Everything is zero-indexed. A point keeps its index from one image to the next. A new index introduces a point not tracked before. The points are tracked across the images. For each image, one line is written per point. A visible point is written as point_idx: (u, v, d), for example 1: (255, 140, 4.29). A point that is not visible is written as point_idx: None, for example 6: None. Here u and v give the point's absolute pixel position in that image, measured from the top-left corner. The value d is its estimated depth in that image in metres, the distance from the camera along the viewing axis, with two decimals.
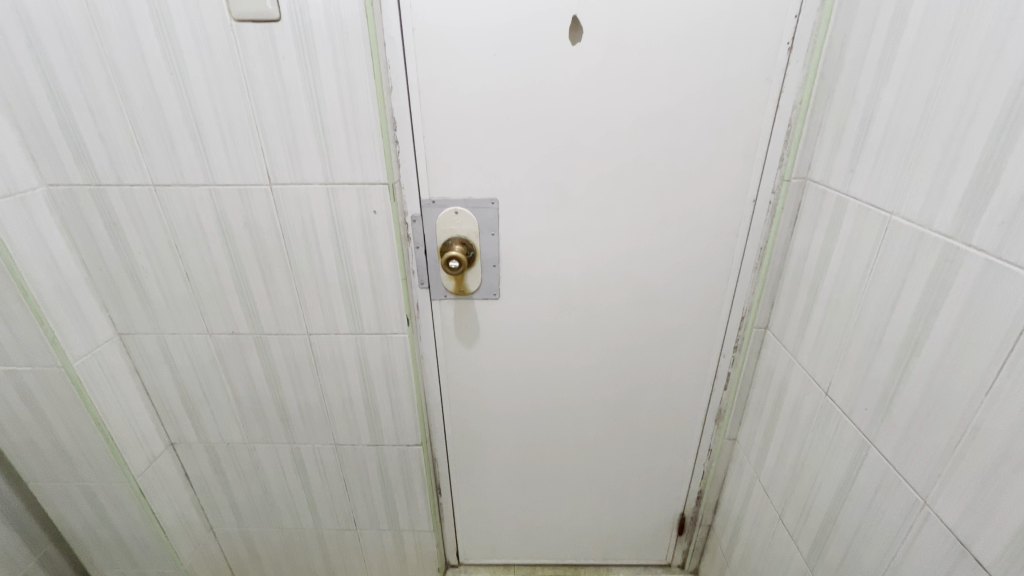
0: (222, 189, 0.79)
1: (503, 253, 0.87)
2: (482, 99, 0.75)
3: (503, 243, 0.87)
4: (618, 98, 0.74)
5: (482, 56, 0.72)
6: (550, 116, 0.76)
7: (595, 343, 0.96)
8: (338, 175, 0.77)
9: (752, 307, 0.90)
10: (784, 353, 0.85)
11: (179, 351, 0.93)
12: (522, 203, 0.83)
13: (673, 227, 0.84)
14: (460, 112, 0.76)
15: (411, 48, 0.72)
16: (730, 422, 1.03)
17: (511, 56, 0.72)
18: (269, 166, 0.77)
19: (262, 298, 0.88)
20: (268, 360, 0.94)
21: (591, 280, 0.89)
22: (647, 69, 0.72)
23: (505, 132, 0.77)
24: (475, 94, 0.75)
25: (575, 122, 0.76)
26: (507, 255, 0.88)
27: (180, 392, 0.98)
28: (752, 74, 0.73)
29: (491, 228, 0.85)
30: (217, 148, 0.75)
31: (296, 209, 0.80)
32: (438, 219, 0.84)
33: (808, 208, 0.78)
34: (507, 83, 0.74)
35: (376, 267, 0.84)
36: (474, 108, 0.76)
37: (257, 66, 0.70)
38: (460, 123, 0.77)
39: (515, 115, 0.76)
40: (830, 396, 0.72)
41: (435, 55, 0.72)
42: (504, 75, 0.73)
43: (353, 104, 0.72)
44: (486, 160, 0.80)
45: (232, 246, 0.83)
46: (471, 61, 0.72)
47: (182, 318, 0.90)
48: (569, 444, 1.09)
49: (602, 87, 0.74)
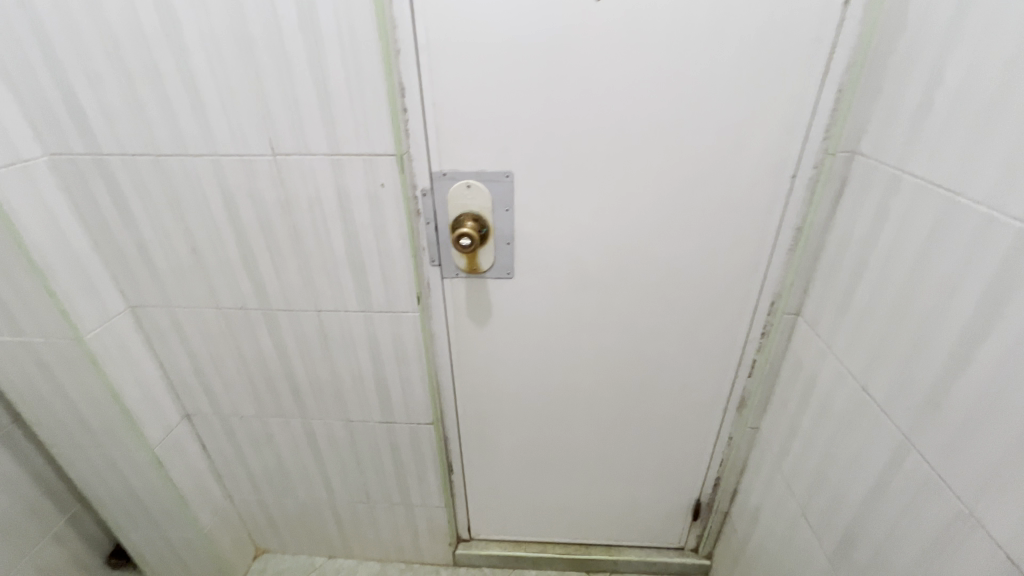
0: (225, 160, 0.75)
1: (517, 230, 0.83)
2: (498, 66, 0.69)
3: (517, 220, 0.82)
4: (645, 63, 0.68)
5: (496, 15, 0.66)
6: (570, 82, 0.70)
7: (610, 327, 0.92)
8: (343, 146, 0.73)
9: (783, 292, 0.84)
10: (816, 341, 0.79)
11: (190, 324, 0.92)
12: (538, 177, 0.78)
13: (700, 205, 0.78)
14: (473, 77, 0.70)
15: (419, 6, 0.66)
16: (753, 410, 0.98)
17: (526, 15, 0.66)
18: (272, 135, 0.73)
19: (270, 273, 0.86)
20: (278, 336, 0.93)
21: (610, 261, 0.85)
22: (678, 30, 0.65)
23: (519, 102, 0.72)
24: (489, 58, 0.69)
25: (596, 90, 0.70)
26: (521, 232, 0.83)
27: (193, 365, 0.98)
28: (799, 33, 0.65)
29: (505, 204, 0.80)
30: (218, 116, 0.72)
31: (302, 181, 0.76)
32: (449, 194, 0.79)
33: (854, 184, 0.71)
34: (525, 49, 0.68)
35: (385, 242, 0.81)
36: (487, 76, 0.70)
37: (256, 29, 0.65)
38: (472, 93, 0.71)
39: (531, 81, 0.70)
40: (867, 390, 0.67)
41: (445, 14, 0.66)
42: (520, 38, 0.67)
43: (358, 67, 0.67)
44: (500, 129, 0.74)
45: (239, 221, 0.81)
46: (485, 20, 0.66)
47: (192, 292, 0.89)
48: (582, 427, 1.06)
49: (627, 52, 0.67)
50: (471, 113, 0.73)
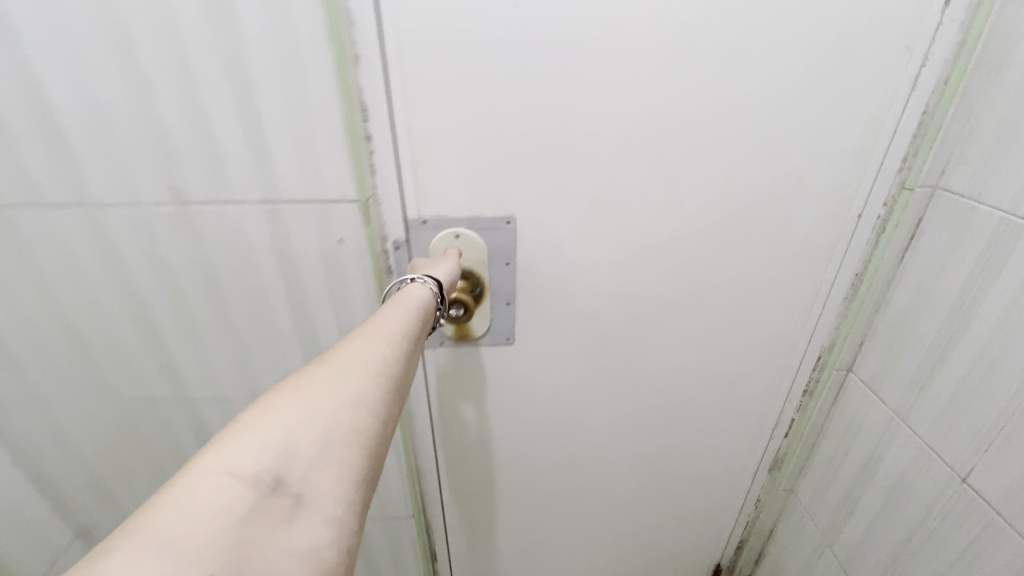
0: (106, 212, 0.52)
1: (520, 287, 0.65)
2: (501, 80, 0.50)
3: (520, 274, 0.64)
4: (693, 79, 0.52)
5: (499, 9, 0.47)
6: (595, 101, 0.52)
7: (628, 393, 0.76)
8: (284, 191, 0.53)
9: (835, 346, 0.71)
10: (881, 407, 0.67)
11: (76, 426, 0.68)
12: (549, 222, 0.60)
13: (746, 251, 0.63)
14: (465, 93, 0.51)
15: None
16: (789, 471, 0.85)
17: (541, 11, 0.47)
18: (176, 177, 0.51)
19: (187, 356, 0.63)
20: (203, 431, 0.70)
21: (635, 319, 0.68)
22: (740, 37, 0.50)
23: (528, 128, 0.53)
24: (489, 70, 0.50)
25: (628, 111, 0.53)
26: (526, 290, 0.65)
27: (83, 475, 0.73)
28: (886, 41, 0.51)
29: (505, 256, 0.61)
30: (89, 151, 0.49)
31: (226, 238, 0.55)
32: (432, 247, 0.60)
33: (937, 226, 0.58)
34: (538, 58, 0.49)
35: (347, 312, 0.61)
36: (486, 94, 0.51)
37: (141, 28, 0.44)
38: (465, 115, 0.52)
39: (544, 100, 0.52)
40: (969, 483, 0.55)
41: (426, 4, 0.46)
42: (533, 44, 0.49)
43: (302, 83, 0.48)
44: (500, 162, 0.55)
45: (136, 292, 0.58)
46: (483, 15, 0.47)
47: (74, 385, 0.64)
48: (591, 503, 0.90)
49: (672, 65, 0.51)
50: (462, 142, 0.53)
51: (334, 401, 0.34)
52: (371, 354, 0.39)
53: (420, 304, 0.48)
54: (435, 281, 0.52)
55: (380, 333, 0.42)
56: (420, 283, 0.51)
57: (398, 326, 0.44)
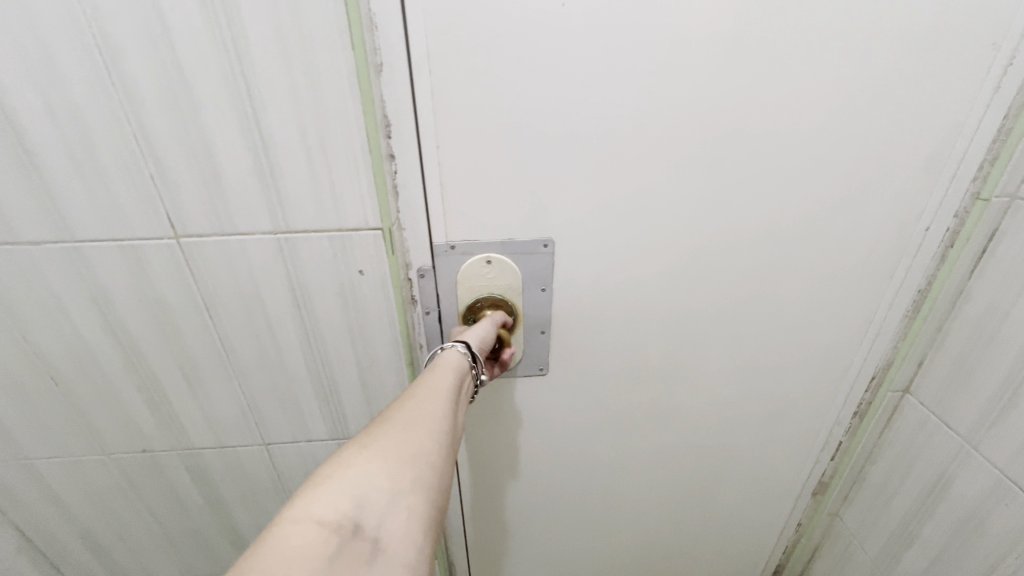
0: (90, 248, 0.46)
1: (556, 315, 0.58)
2: (543, 85, 0.44)
3: (556, 300, 0.57)
4: (758, 84, 0.46)
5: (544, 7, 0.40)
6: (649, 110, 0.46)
7: (669, 422, 0.70)
8: (295, 219, 0.46)
9: (891, 365, 0.66)
10: (945, 433, 0.62)
11: (62, 479, 0.61)
12: (591, 243, 0.53)
13: (803, 270, 0.58)
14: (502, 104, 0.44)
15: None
16: (833, 495, 0.80)
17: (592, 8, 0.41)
18: (171, 206, 0.44)
19: (187, 401, 0.57)
20: (206, 479, 0.64)
21: (681, 345, 0.63)
22: (812, 34, 0.44)
23: (571, 138, 0.47)
24: (530, 72, 0.43)
25: (686, 121, 0.47)
26: (562, 318, 0.59)
27: (72, 531, 0.66)
28: (969, 38, 0.45)
29: (541, 280, 0.55)
30: (68, 180, 0.42)
31: (228, 273, 0.48)
32: (461, 274, 0.53)
33: (1015, 240, 0.53)
34: (587, 61, 0.43)
35: (366, 348, 0.55)
36: (526, 101, 0.44)
37: (125, 36, 0.37)
38: (502, 126, 0.45)
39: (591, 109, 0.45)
40: None
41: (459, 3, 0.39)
42: (580, 42, 0.42)
43: (317, 98, 0.41)
44: (540, 181, 0.49)
45: (127, 334, 0.51)
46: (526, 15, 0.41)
47: (58, 436, 0.57)
48: (624, 534, 0.84)
49: (735, 68, 0.45)
50: (497, 158, 0.47)
51: (406, 456, 0.35)
52: (433, 405, 0.40)
53: (460, 369, 0.46)
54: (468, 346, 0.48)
55: (440, 388, 0.43)
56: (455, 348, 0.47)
57: (454, 381, 0.44)
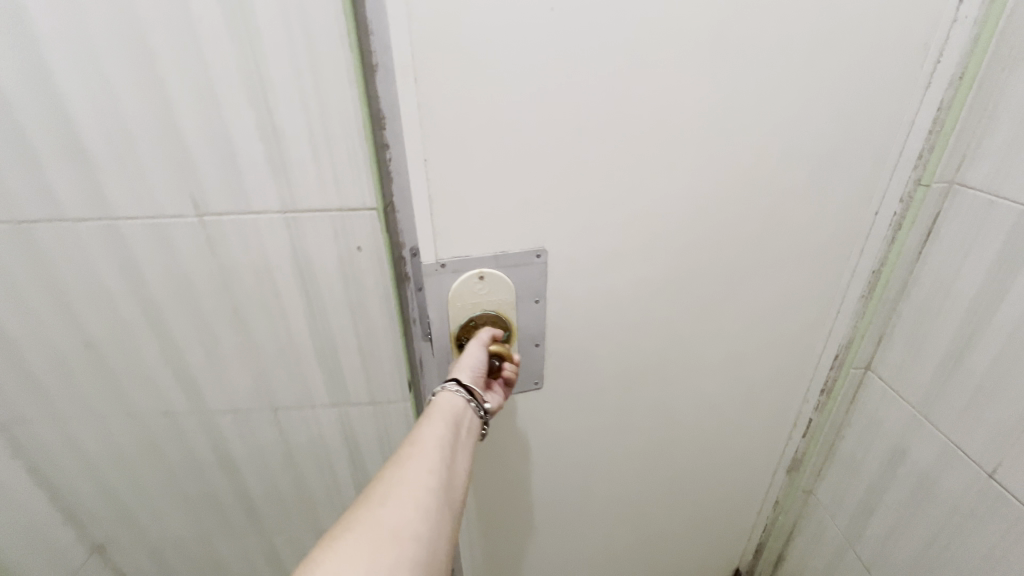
0: (126, 226, 0.53)
1: (548, 323, 0.63)
2: (539, 114, 0.49)
3: (548, 310, 0.62)
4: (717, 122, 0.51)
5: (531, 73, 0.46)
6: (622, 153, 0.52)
7: (657, 412, 0.74)
8: (302, 201, 0.53)
9: (853, 343, 0.70)
10: (901, 405, 0.67)
11: (92, 439, 0.68)
12: (579, 254, 0.58)
13: (771, 258, 0.62)
14: (493, 150, 0.50)
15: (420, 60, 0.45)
16: (807, 473, 0.84)
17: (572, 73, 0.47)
18: (195, 189, 0.51)
19: (204, 367, 0.63)
20: (219, 442, 0.70)
21: (666, 340, 0.67)
22: (768, 50, 0.48)
23: (560, 160, 0.51)
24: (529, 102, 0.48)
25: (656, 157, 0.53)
26: (553, 326, 0.63)
27: (99, 489, 0.72)
28: (908, 42, 0.50)
29: (533, 293, 0.60)
30: (110, 166, 0.49)
31: (243, 249, 0.55)
32: (454, 294, 0.58)
33: (954, 222, 0.58)
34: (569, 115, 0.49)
35: (364, 320, 0.61)
36: (514, 144, 0.50)
37: (162, 45, 0.45)
38: (493, 161, 0.51)
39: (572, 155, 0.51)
40: (996, 478, 0.55)
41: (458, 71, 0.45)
42: (576, 75, 0.47)
43: (322, 95, 0.48)
44: (528, 215, 0.55)
45: (154, 304, 0.58)
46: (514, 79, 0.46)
47: (91, 398, 0.64)
48: (617, 523, 0.87)
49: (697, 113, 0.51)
50: (487, 196, 0.53)
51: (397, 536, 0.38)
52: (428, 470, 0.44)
53: (452, 414, 0.51)
54: (462, 387, 0.54)
55: (432, 450, 0.46)
56: (447, 390, 0.53)
57: (446, 432, 0.49)
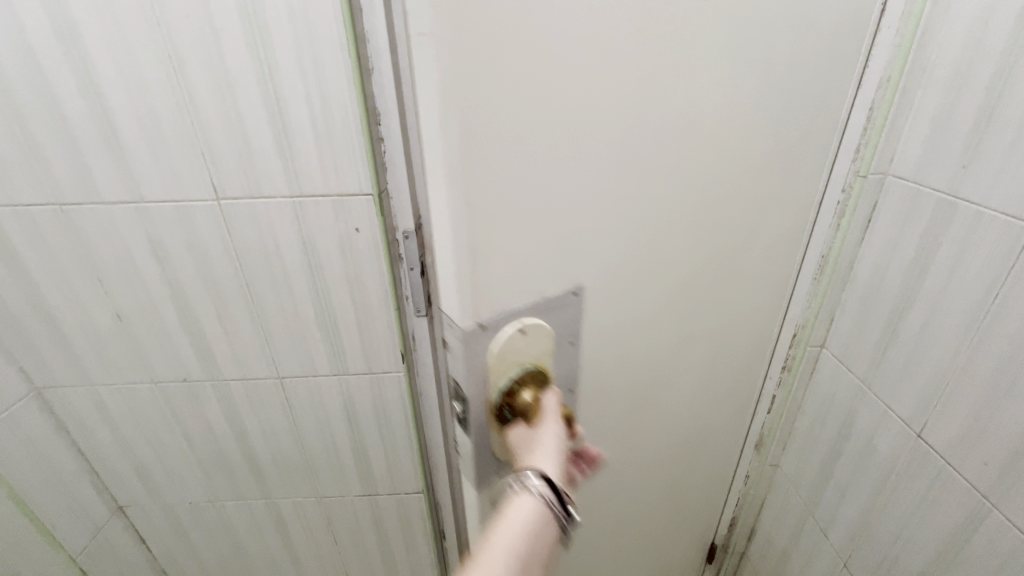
0: (154, 208, 0.61)
1: (583, 366, 0.51)
2: (576, 134, 0.38)
3: (583, 353, 0.50)
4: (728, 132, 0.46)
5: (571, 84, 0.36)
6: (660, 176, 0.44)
7: (665, 428, 0.68)
8: (307, 186, 0.60)
9: (808, 322, 0.75)
10: (849, 377, 0.73)
11: (117, 404, 0.75)
12: (614, 294, 0.48)
13: (755, 252, 0.59)
14: (538, 182, 0.38)
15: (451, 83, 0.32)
16: (773, 447, 0.90)
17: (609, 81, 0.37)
18: (215, 175, 0.59)
19: (218, 338, 0.71)
20: (230, 408, 0.77)
21: (680, 356, 0.61)
22: (765, 60, 0.44)
23: (607, 194, 0.41)
24: (560, 100, 0.36)
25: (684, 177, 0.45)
26: (589, 367, 0.52)
27: (123, 451, 0.80)
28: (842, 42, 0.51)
29: (570, 335, 0.48)
30: (142, 155, 0.57)
31: (254, 229, 0.63)
32: (494, 359, 0.43)
33: (888, 210, 0.65)
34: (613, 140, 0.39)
35: (361, 295, 0.68)
36: (558, 173, 0.38)
37: (190, 53, 0.53)
38: (539, 200, 0.38)
39: (618, 185, 0.42)
40: (924, 436, 0.61)
41: (493, 85, 0.33)
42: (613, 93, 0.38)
43: (324, 94, 0.55)
44: (573, 261, 0.43)
45: (176, 279, 0.65)
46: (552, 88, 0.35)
47: (117, 365, 0.72)
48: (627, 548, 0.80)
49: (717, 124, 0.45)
50: (534, 242, 0.40)
51: None
52: None
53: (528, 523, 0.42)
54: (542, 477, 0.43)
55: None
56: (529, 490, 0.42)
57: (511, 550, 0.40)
